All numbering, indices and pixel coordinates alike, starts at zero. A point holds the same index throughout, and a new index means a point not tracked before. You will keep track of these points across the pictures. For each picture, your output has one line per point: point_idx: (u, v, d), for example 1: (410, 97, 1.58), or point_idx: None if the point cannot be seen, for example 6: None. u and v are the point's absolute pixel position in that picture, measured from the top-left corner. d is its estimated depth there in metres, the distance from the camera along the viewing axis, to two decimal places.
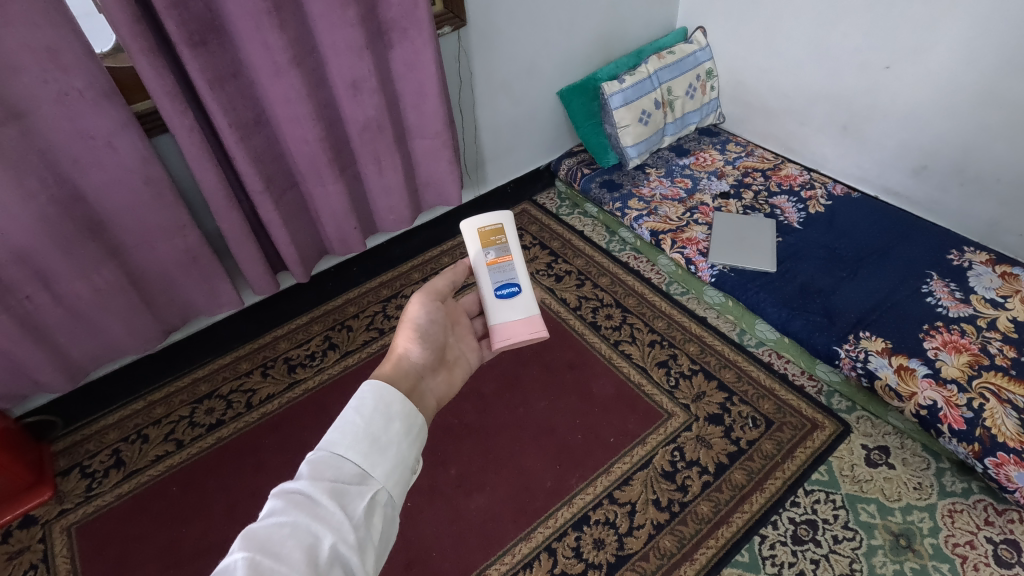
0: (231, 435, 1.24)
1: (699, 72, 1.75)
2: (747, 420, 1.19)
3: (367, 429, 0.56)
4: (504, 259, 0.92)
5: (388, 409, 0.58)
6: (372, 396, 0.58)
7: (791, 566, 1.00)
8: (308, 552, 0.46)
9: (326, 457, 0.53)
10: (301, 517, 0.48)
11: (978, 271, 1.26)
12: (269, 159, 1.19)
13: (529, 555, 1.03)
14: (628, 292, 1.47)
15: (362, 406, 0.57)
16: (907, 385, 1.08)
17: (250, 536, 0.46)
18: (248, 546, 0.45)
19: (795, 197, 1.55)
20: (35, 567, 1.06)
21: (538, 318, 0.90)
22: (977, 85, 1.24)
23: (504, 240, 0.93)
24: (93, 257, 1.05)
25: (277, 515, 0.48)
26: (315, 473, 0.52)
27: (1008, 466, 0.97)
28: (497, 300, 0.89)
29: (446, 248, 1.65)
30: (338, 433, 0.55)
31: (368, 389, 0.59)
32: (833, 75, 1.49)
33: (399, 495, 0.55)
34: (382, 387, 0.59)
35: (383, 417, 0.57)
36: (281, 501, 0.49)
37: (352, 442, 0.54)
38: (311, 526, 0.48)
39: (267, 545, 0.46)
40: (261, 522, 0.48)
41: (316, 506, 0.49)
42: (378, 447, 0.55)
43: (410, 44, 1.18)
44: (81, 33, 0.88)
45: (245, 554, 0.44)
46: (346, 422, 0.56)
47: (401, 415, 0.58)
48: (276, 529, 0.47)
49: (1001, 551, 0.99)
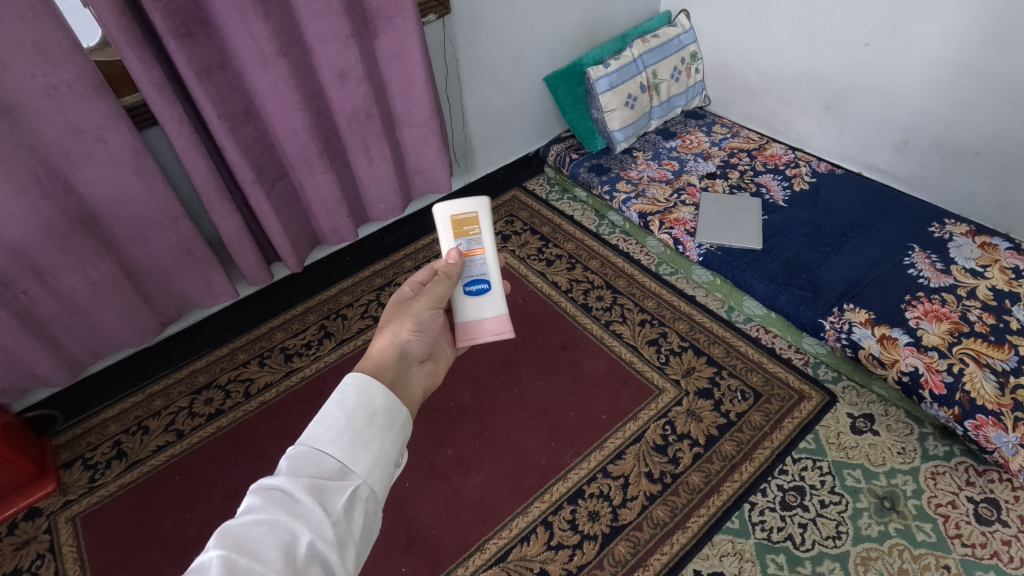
0: (231, 423, 1.26)
1: (683, 54, 1.76)
2: (735, 393, 1.22)
3: (349, 423, 0.54)
4: (476, 253, 0.89)
5: (371, 404, 0.56)
6: (354, 390, 0.57)
7: (779, 531, 1.03)
8: (285, 550, 0.45)
9: (306, 453, 0.52)
10: (279, 515, 0.46)
11: (958, 242, 1.29)
12: (258, 149, 1.21)
13: (526, 529, 1.06)
14: (617, 273, 1.49)
15: (345, 399, 0.56)
16: (889, 353, 1.11)
17: (226, 534, 0.45)
18: (224, 544, 0.44)
19: (780, 175, 1.57)
20: (42, 556, 1.08)
21: (504, 317, 0.89)
22: (955, 59, 1.26)
23: (477, 231, 0.89)
24: (88, 250, 1.07)
25: (254, 512, 0.46)
26: (294, 469, 0.50)
27: (986, 427, 1.00)
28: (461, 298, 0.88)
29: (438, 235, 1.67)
30: (320, 428, 0.53)
31: (351, 381, 0.57)
32: (815, 55, 1.52)
33: (381, 489, 0.54)
34: (365, 379, 0.58)
35: (365, 412, 0.55)
36: (258, 498, 0.48)
37: (333, 437, 0.53)
38: (288, 524, 0.46)
39: (244, 544, 0.44)
40: (239, 518, 0.46)
41: (296, 503, 0.48)
42: (360, 442, 0.54)
43: (395, 32, 1.19)
44: (67, 27, 0.89)
45: (221, 553, 0.43)
46: (327, 416, 0.54)
47: (384, 409, 0.57)
48: (253, 526, 0.45)
49: (981, 510, 1.02)
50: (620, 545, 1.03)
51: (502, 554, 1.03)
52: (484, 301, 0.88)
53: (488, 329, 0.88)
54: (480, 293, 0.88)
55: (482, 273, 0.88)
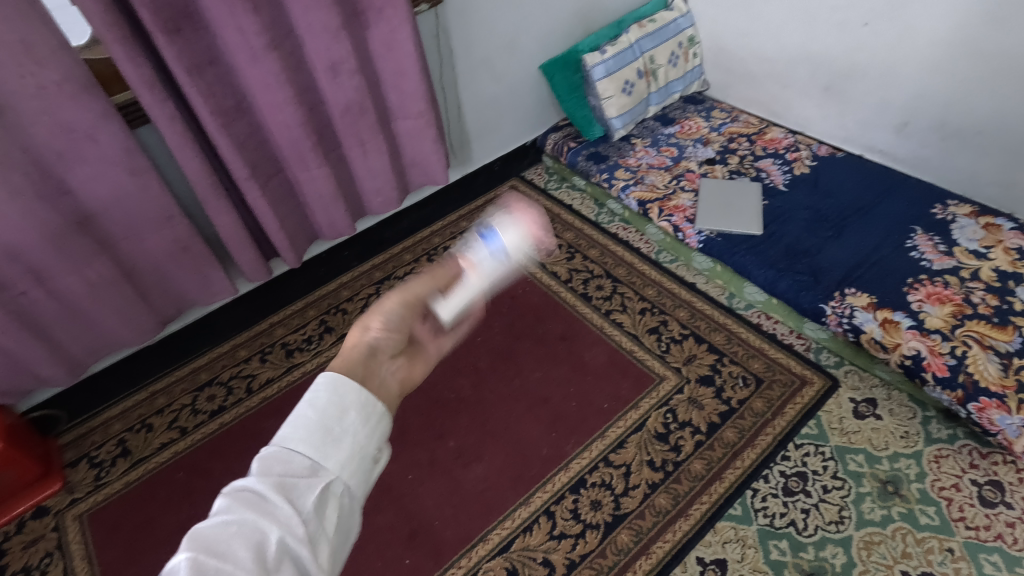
0: (233, 419, 1.26)
1: (681, 39, 1.73)
2: (737, 379, 1.22)
3: (320, 419, 0.54)
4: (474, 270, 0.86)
5: (342, 397, 0.56)
6: (326, 385, 0.56)
7: (782, 516, 1.03)
8: (255, 549, 0.44)
9: (275, 452, 0.52)
10: (247, 515, 0.46)
11: (961, 223, 1.27)
12: (252, 145, 1.20)
13: (528, 519, 1.06)
14: (617, 262, 1.48)
15: (316, 395, 0.55)
16: (891, 336, 1.10)
17: (195, 536, 0.44)
18: (192, 545, 0.43)
19: (780, 159, 1.56)
20: (50, 554, 1.09)
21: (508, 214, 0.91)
22: (956, 37, 1.24)
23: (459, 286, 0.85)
24: (84, 251, 1.07)
25: (224, 513, 0.46)
26: (262, 469, 0.50)
27: (990, 410, 0.99)
28: (507, 246, 0.88)
29: (435, 227, 1.66)
30: (290, 426, 0.53)
31: (322, 380, 0.56)
32: (814, 36, 1.49)
33: (357, 486, 0.54)
34: (336, 373, 0.57)
35: (336, 406, 0.55)
36: (228, 498, 0.47)
37: (303, 435, 0.52)
38: (259, 523, 0.46)
39: (211, 545, 0.44)
40: (206, 520, 0.46)
41: (264, 503, 0.48)
42: (332, 437, 0.53)
43: (386, 23, 1.18)
44: (54, 26, 0.88)
45: (190, 555, 0.42)
46: (297, 414, 0.54)
47: (357, 405, 0.56)
48: (221, 527, 0.45)
49: (985, 492, 1.02)
50: (622, 534, 1.03)
51: (504, 545, 1.04)
52: (502, 224, 0.90)
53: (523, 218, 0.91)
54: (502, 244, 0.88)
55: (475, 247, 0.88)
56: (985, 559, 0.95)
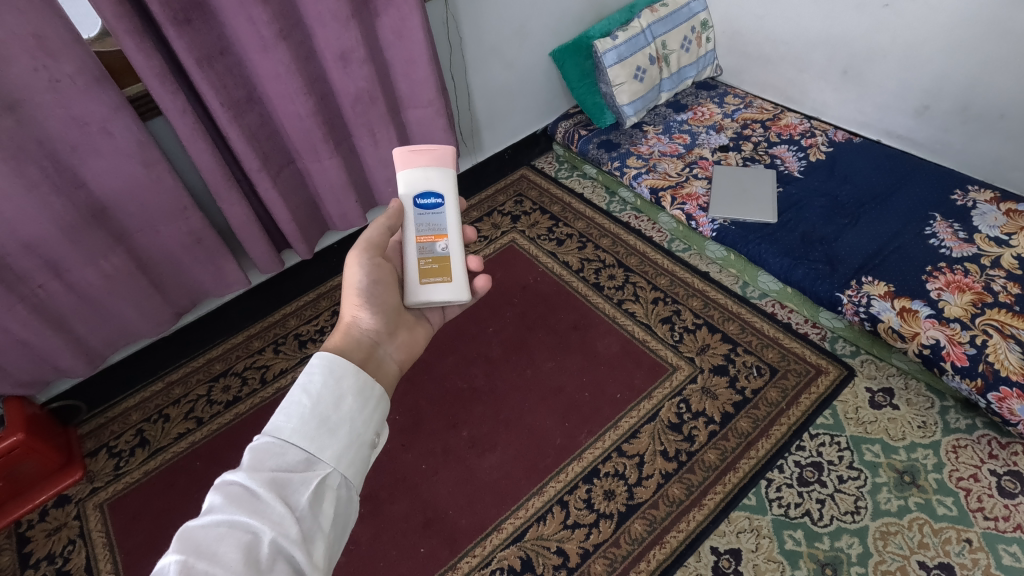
0: (248, 410, 1.28)
1: (693, 23, 1.70)
2: (751, 369, 1.21)
3: (316, 409, 0.54)
4: (429, 239, 0.80)
5: (339, 385, 0.56)
6: (321, 371, 0.57)
7: (797, 506, 1.03)
8: (245, 550, 0.44)
9: (268, 445, 0.52)
10: (238, 515, 0.46)
11: (982, 210, 1.25)
12: (263, 136, 1.20)
13: (541, 509, 1.06)
14: (629, 251, 1.47)
15: (311, 384, 0.56)
16: (910, 325, 1.08)
17: (185, 537, 0.44)
18: (183, 547, 0.43)
19: (795, 145, 1.53)
20: (73, 541, 1.12)
21: (405, 159, 0.81)
22: (981, 17, 1.20)
23: (425, 266, 0.79)
24: (98, 243, 1.08)
25: (215, 513, 0.46)
26: (256, 463, 0.51)
27: (1010, 399, 0.98)
28: (444, 193, 0.81)
29: (471, 203, 1.66)
30: (284, 417, 0.54)
31: (318, 364, 0.57)
32: (831, 18, 1.46)
33: (354, 475, 0.54)
34: (332, 359, 0.58)
35: (333, 394, 0.56)
36: (220, 496, 0.48)
37: (298, 425, 0.53)
38: (249, 524, 0.46)
39: (202, 546, 0.44)
40: (199, 520, 0.46)
41: (257, 501, 0.48)
42: (328, 427, 0.54)
43: (396, 11, 1.17)
44: (66, 17, 0.88)
45: (179, 557, 0.43)
46: (292, 402, 0.54)
47: (354, 390, 0.57)
48: (212, 528, 0.45)
49: (1005, 482, 1.01)
50: (637, 523, 1.04)
51: (518, 533, 1.04)
52: (430, 176, 0.81)
53: (426, 154, 0.81)
54: (427, 193, 0.80)
55: (422, 211, 0.80)
56: (1004, 550, 0.94)
